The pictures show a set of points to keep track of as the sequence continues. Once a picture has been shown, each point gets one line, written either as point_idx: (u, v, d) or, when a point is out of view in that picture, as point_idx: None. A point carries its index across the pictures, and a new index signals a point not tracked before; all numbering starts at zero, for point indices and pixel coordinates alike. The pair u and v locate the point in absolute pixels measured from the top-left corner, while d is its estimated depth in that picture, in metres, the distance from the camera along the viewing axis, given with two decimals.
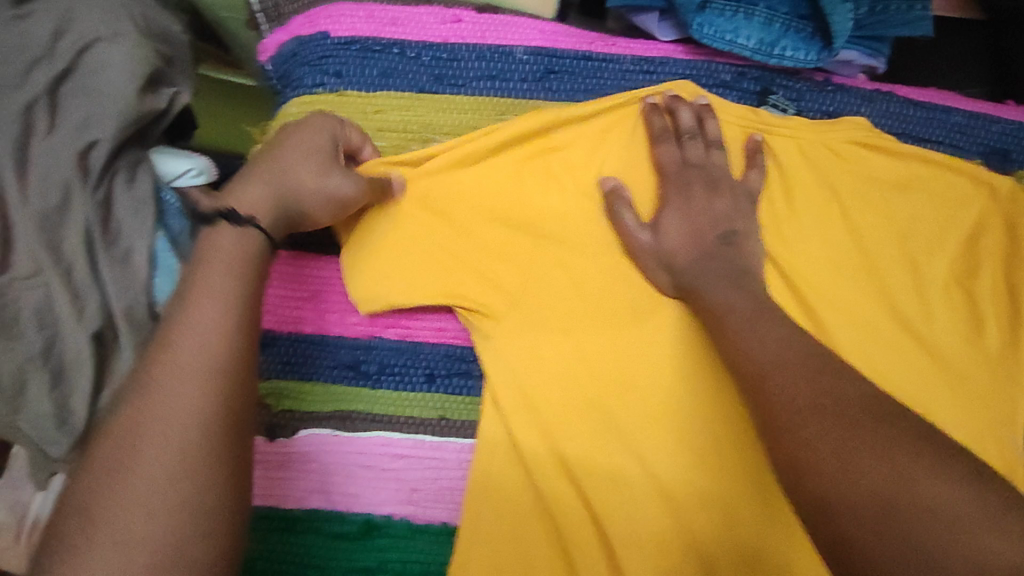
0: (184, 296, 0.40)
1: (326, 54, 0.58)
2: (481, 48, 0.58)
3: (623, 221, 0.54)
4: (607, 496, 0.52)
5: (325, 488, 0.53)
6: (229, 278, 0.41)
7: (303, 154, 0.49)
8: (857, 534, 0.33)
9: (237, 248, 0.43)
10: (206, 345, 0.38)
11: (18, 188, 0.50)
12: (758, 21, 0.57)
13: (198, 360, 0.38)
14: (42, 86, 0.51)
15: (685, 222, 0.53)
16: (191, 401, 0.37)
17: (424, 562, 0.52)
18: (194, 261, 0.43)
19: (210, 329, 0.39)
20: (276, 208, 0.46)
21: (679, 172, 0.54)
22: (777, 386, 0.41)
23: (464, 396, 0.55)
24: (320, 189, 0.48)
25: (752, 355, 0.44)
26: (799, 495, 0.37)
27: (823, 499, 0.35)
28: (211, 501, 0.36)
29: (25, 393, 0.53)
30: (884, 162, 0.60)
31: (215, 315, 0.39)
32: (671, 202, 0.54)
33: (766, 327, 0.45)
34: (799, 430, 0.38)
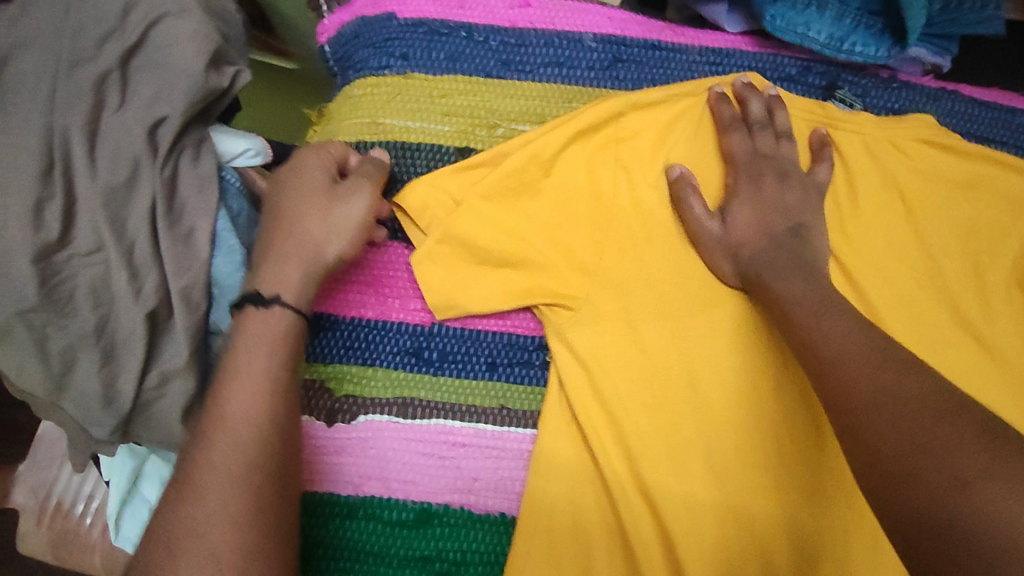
0: (237, 355, 0.45)
1: (393, 36, 0.58)
2: (549, 34, 0.59)
3: (692, 209, 0.54)
4: (668, 488, 0.51)
5: (382, 475, 0.53)
6: (274, 338, 0.46)
7: (306, 208, 0.49)
8: (929, 532, 0.33)
9: (263, 328, 0.46)
10: (254, 401, 0.43)
11: (88, 161, 0.50)
12: (830, 15, 0.57)
13: (241, 432, 0.43)
14: (115, 58, 0.51)
15: (754, 211, 0.54)
16: (233, 467, 0.41)
17: (484, 554, 0.52)
18: (233, 342, 0.47)
19: (259, 384, 0.44)
20: (304, 279, 0.48)
21: (750, 161, 0.55)
22: (847, 379, 0.41)
23: (532, 386, 0.55)
24: (338, 229, 0.49)
25: (818, 346, 0.45)
26: (875, 487, 0.37)
27: (900, 493, 0.35)
28: (258, 559, 0.40)
29: (72, 372, 0.55)
30: (950, 160, 0.59)
31: (263, 371, 0.44)
32: (742, 191, 0.55)
33: (833, 320, 0.45)
34: (874, 423, 0.38)
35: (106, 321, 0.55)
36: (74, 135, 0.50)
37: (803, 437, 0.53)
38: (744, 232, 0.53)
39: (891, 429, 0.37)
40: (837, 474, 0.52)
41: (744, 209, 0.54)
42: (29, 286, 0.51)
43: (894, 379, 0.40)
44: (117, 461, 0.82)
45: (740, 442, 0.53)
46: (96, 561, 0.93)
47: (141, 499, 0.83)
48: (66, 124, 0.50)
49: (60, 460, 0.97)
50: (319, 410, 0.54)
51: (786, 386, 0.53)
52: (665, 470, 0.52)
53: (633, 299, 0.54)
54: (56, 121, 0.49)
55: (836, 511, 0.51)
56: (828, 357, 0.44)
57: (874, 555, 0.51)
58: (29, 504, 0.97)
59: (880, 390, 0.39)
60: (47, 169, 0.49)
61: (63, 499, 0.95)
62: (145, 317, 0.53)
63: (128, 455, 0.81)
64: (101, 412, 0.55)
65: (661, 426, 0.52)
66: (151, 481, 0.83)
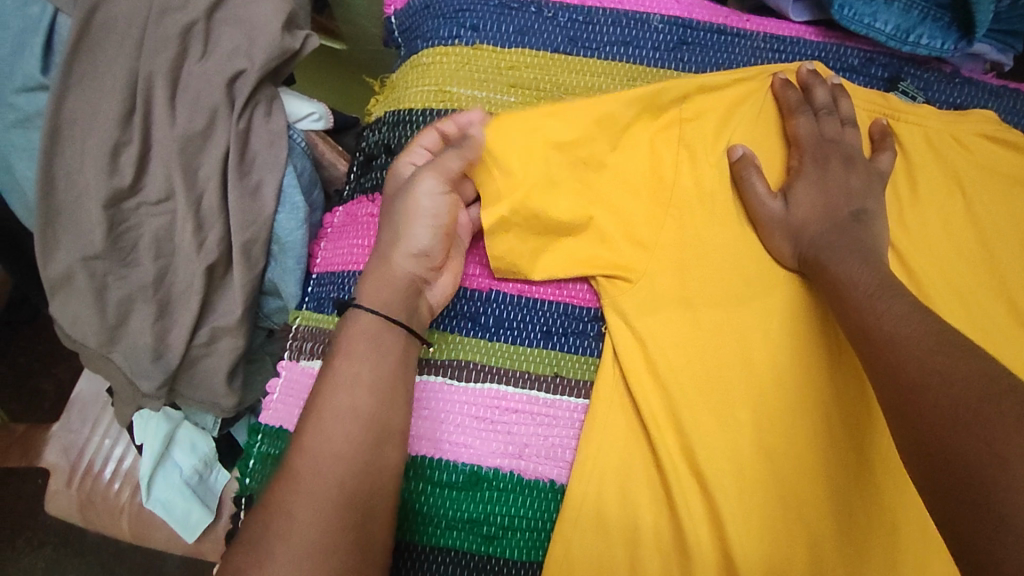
0: (339, 354, 0.49)
1: (463, 8, 0.60)
2: (617, 14, 0.60)
3: (754, 189, 0.55)
4: (718, 466, 0.51)
5: (435, 436, 0.54)
6: (373, 338, 0.49)
7: (388, 210, 0.53)
8: (964, 494, 0.33)
9: (362, 330, 0.50)
10: (353, 394, 0.47)
11: (168, 108, 0.53)
12: (897, 7, 0.59)
13: (340, 423, 0.46)
14: (201, 10, 0.53)
15: (819, 193, 0.55)
16: (331, 454, 0.45)
17: (531, 519, 0.53)
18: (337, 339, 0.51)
19: (356, 380, 0.48)
20: (385, 284, 0.51)
21: (816, 145, 0.56)
22: (898, 353, 0.41)
23: (584, 356, 0.56)
24: (405, 224, 0.51)
25: (870, 327, 0.45)
26: (915, 455, 0.37)
27: (937, 459, 0.35)
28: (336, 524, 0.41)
29: (127, 323, 0.57)
30: (1010, 157, 0.59)
31: (361, 368, 0.48)
32: (807, 173, 0.56)
33: (889, 299, 0.45)
34: (922, 394, 0.38)
35: (165, 273, 0.57)
36: (157, 81, 0.53)
37: (855, 421, 0.52)
38: (804, 212, 0.54)
39: (934, 409, 0.37)
40: (889, 459, 0.52)
41: (807, 191, 0.55)
42: (98, 230, 0.54)
43: (943, 361, 0.39)
44: (150, 422, 0.82)
45: (791, 421, 0.53)
46: (125, 526, 0.89)
47: (172, 463, 0.83)
48: (152, 70, 0.53)
49: (94, 421, 0.95)
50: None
51: (843, 368, 0.53)
52: (716, 445, 0.52)
53: (689, 275, 0.54)
54: (143, 67, 0.53)
55: (889, 494, 0.51)
56: (880, 335, 0.43)
57: (925, 542, 0.50)
58: (60, 464, 0.92)
59: (926, 370, 0.39)
60: (127, 115, 0.53)
61: (93, 463, 0.92)
62: (205, 270, 0.56)
63: (163, 418, 0.81)
64: (151, 365, 0.58)
65: (710, 402, 0.53)
66: (182, 447, 0.83)
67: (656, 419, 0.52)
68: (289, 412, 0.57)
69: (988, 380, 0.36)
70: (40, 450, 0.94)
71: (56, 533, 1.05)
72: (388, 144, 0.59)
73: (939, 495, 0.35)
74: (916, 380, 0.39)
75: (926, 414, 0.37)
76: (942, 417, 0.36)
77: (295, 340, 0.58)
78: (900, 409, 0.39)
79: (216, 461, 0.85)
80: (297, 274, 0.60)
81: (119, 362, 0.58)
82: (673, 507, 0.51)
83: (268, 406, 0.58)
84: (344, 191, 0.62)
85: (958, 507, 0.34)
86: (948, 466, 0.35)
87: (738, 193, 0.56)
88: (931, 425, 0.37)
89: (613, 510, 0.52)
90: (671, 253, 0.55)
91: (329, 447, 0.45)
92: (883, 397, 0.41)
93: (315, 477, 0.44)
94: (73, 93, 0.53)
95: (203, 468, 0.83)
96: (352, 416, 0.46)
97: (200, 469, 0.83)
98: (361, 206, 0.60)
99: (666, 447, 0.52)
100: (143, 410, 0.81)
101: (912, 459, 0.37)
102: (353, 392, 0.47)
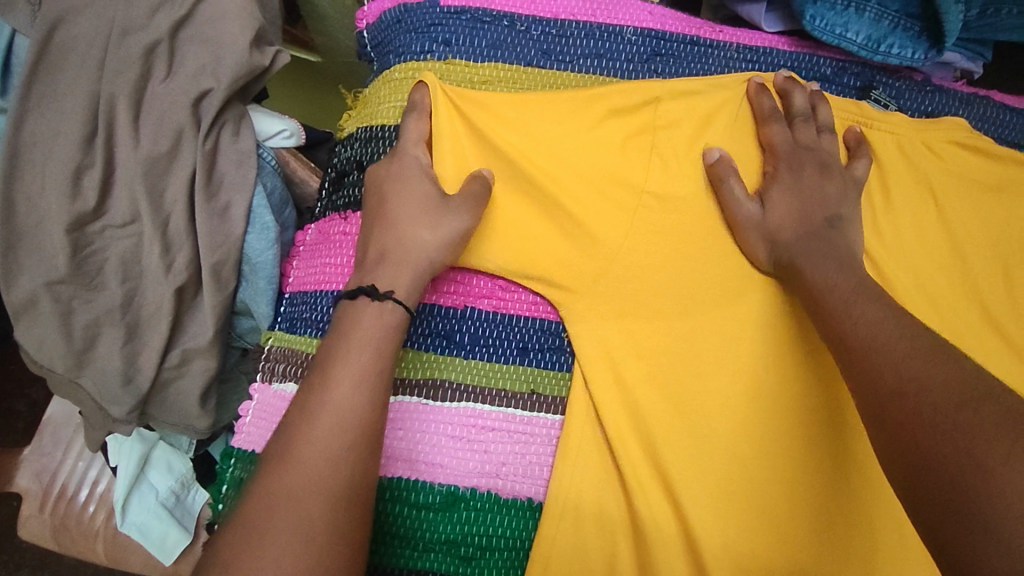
0: (332, 369, 0.45)
1: (435, 22, 0.59)
2: (590, 26, 0.60)
3: (733, 192, 0.55)
4: (694, 480, 0.51)
5: (411, 458, 0.53)
6: (369, 358, 0.45)
7: (403, 187, 0.53)
8: (944, 511, 0.33)
9: (372, 325, 0.47)
10: (345, 420, 0.43)
11: (131, 130, 0.52)
12: (869, 18, 0.59)
13: (328, 454, 0.42)
14: (165, 27, 0.52)
15: (794, 200, 0.55)
16: (309, 479, 0.41)
17: (509, 539, 0.53)
18: (335, 336, 0.47)
19: (350, 405, 0.43)
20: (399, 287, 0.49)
21: (792, 153, 0.56)
22: (875, 363, 0.41)
23: (558, 372, 0.56)
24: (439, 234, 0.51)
25: (846, 336, 0.44)
26: (895, 468, 0.36)
27: (915, 473, 0.35)
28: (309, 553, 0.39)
29: (95, 349, 0.56)
30: (981, 163, 0.60)
31: (356, 392, 0.44)
32: (782, 179, 0.55)
33: (866, 307, 0.45)
34: (901, 402, 0.37)
35: (133, 296, 0.55)
36: (119, 101, 0.51)
37: (829, 431, 0.52)
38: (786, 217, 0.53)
39: (912, 418, 0.36)
40: (866, 468, 0.52)
41: (782, 197, 0.55)
42: (61, 255, 0.52)
43: (920, 370, 0.38)
44: (124, 444, 0.80)
45: (772, 432, 0.52)
46: (100, 549, 0.87)
47: (148, 485, 0.81)
48: (113, 91, 0.51)
49: (67, 445, 0.92)
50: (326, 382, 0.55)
51: (820, 376, 0.53)
52: (693, 460, 0.51)
53: (664, 288, 0.54)
54: (104, 88, 0.51)
55: (865, 501, 0.51)
56: (857, 345, 0.43)
57: (902, 551, 0.50)
58: (32, 489, 0.90)
59: (904, 380, 0.38)
60: (89, 137, 0.51)
61: (67, 486, 0.89)
62: (174, 292, 0.54)
63: (138, 440, 0.79)
64: (121, 390, 0.56)
65: (688, 413, 0.52)
66: (158, 468, 0.81)
67: (627, 433, 0.52)
68: (261, 436, 0.56)
69: (964, 388, 0.36)
70: (12, 473, 0.92)
71: (33, 556, 1.02)
72: (359, 160, 0.58)
73: (918, 504, 0.34)
74: (892, 391, 0.38)
75: (903, 422, 0.37)
76: (920, 429, 0.35)
77: (267, 362, 0.57)
78: (881, 421, 0.38)
79: (194, 480, 0.83)
80: (269, 293, 0.59)
81: (85, 390, 0.56)
82: (647, 523, 0.50)
83: (241, 429, 0.57)
84: (315, 207, 0.61)
85: (938, 516, 0.33)
86: (928, 474, 0.34)
87: (718, 201, 0.56)
88: (909, 436, 0.36)
89: (592, 525, 0.51)
90: (648, 265, 0.54)
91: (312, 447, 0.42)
92: (861, 406, 0.41)
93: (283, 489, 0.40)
94: (32, 115, 0.51)
95: (180, 489, 0.82)
96: (336, 444, 0.42)
97: (178, 492, 0.82)
98: (333, 224, 0.58)
99: (637, 458, 0.51)
100: (115, 433, 0.79)
101: (893, 472, 0.36)
102: (367, 389, 0.44)
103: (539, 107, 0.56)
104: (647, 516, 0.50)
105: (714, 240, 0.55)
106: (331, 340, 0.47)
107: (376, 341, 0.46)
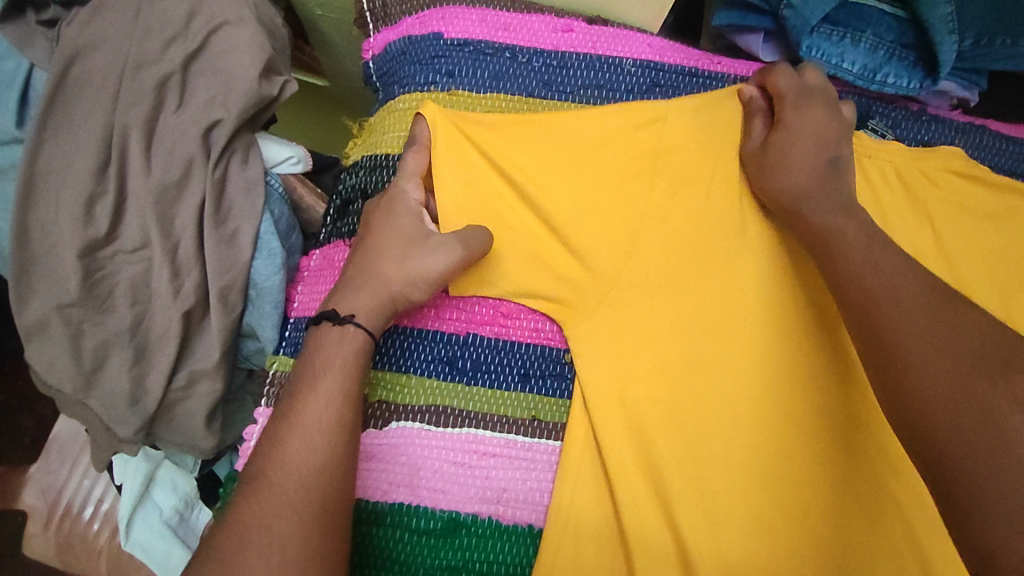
0: (297, 396, 0.46)
1: (439, 54, 0.60)
2: (591, 58, 0.62)
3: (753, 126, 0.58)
4: (693, 506, 0.51)
5: (412, 483, 0.54)
6: (333, 379, 0.47)
7: (389, 219, 0.54)
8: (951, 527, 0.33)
9: (337, 348, 0.48)
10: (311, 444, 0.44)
11: (144, 160, 0.53)
12: (864, 47, 0.61)
13: (296, 477, 0.43)
14: (177, 62, 0.54)
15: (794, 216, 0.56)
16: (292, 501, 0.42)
17: (509, 565, 0.53)
18: (302, 363, 0.49)
19: (315, 427, 0.45)
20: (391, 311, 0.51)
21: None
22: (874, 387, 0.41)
23: (558, 399, 0.56)
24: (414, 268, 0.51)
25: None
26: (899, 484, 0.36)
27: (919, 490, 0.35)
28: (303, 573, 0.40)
29: (103, 370, 0.57)
30: (975, 191, 0.61)
31: (321, 414, 0.45)
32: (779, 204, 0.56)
33: None
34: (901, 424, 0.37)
35: (142, 320, 0.56)
36: (132, 133, 0.53)
37: (828, 454, 0.53)
38: (786, 206, 0.53)
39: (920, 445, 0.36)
40: (864, 493, 0.52)
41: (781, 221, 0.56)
42: (72, 279, 0.53)
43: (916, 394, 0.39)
44: (130, 463, 0.81)
45: (768, 454, 0.53)
46: (103, 567, 0.88)
47: (153, 503, 0.81)
48: (126, 123, 0.53)
49: (73, 461, 0.93)
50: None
51: (818, 402, 0.54)
52: (691, 486, 0.52)
53: (664, 313, 0.54)
54: (118, 120, 0.53)
55: (863, 531, 0.51)
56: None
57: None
58: (38, 506, 0.91)
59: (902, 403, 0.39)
60: (103, 166, 0.53)
61: (72, 503, 0.90)
62: (182, 316, 0.55)
63: (143, 459, 0.80)
64: (128, 411, 0.57)
65: (686, 436, 0.53)
66: (163, 486, 0.81)
67: (624, 454, 0.52)
68: None
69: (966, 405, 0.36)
70: (19, 491, 0.93)
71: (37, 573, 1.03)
72: (364, 188, 0.59)
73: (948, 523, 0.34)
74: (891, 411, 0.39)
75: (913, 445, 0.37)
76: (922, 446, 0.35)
77: (273, 387, 0.57)
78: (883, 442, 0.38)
79: (198, 499, 0.83)
80: (274, 317, 0.59)
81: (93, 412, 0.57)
82: (646, 547, 0.51)
83: (246, 453, 0.58)
84: (321, 234, 0.62)
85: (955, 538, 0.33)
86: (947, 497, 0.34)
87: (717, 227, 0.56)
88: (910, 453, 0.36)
89: (591, 548, 0.52)
90: (647, 290, 0.55)
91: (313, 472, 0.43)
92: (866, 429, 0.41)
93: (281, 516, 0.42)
94: (48, 145, 0.53)
95: (184, 507, 0.82)
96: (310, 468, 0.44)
97: (182, 510, 0.82)
98: (338, 250, 0.60)
99: (636, 482, 0.52)
100: (121, 451, 0.79)
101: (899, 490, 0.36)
102: (337, 411, 0.46)
103: (525, 144, 0.57)
104: (644, 542, 0.51)
105: (714, 262, 0.55)
106: (299, 367, 0.49)
107: (340, 364, 0.48)
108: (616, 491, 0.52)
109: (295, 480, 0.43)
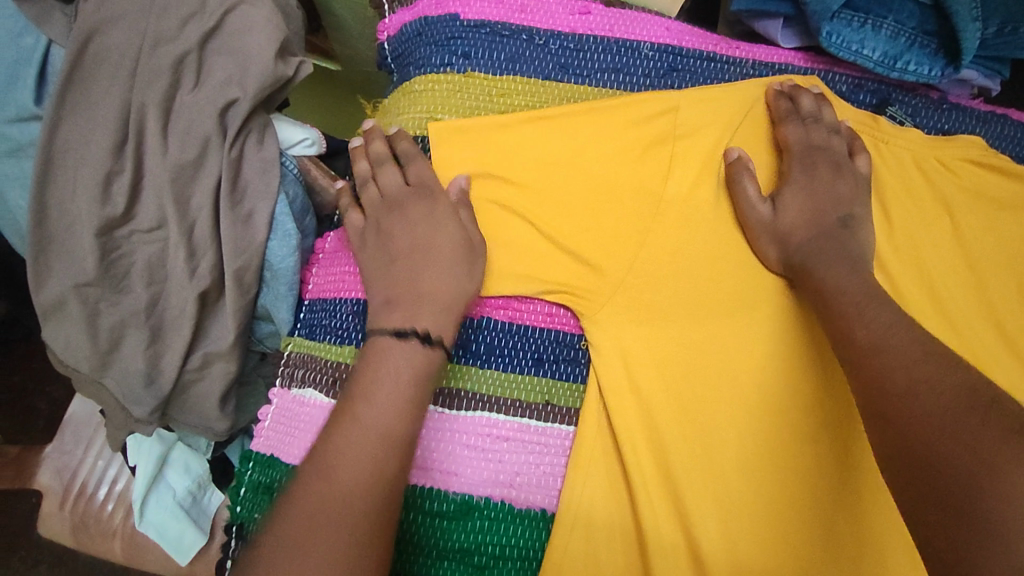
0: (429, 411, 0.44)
1: (455, 36, 0.60)
2: (608, 42, 0.61)
3: (745, 191, 0.57)
4: (701, 490, 0.52)
5: (424, 464, 0.54)
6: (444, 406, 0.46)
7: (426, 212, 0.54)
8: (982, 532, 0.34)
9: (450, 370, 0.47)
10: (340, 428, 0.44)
11: (160, 139, 0.53)
12: (885, 34, 0.60)
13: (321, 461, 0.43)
14: (194, 40, 0.54)
15: (807, 200, 0.57)
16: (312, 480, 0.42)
17: (519, 548, 0.53)
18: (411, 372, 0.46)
19: None
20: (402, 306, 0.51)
21: (804, 150, 0.58)
22: (900, 378, 0.42)
23: (572, 383, 0.56)
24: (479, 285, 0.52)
25: (854, 335, 0.47)
26: (936, 480, 0.37)
27: (956, 487, 0.36)
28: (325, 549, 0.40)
29: (118, 349, 0.57)
30: (996, 181, 0.61)
31: None
32: (790, 183, 0.58)
33: (876, 310, 0.47)
34: None
35: (158, 299, 0.57)
36: (150, 112, 0.53)
37: (845, 440, 0.53)
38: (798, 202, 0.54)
39: (922, 427, 0.39)
40: (877, 485, 0.52)
41: (796, 198, 0.57)
42: (89, 258, 0.54)
43: (932, 373, 0.41)
44: (143, 444, 0.81)
45: (780, 438, 0.53)
46: (117, 548, 0.89)
47: (166, 485, 0.82)
48: (144, 101, 0.53)
49: (88, 442, 0.94)
50: (342, 386, 0.56)
51: (833, 391, 0.54)
52: (698, 473, 0.52)
53: (670, 291, 0.55)
54: (136, 98, 0.53)
55: (873, 518, 0.52)
56: (869, 340, 0.46)
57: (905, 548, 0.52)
58: (54, 486, 0.91)
59: (914, 380, 0.41)
60: (120, 145, 0.53)
61: (86, 485, 0.91)
62: (197, 297, 0.56)
63: (156, 440, 0.81)
64: (143, 390, 0.58)
65: (698, 422, 0.53)
66: (176, 468, 0.82)
67: (637, 434, 0.53)
68: (278, 440, 0.57)
69: (977, 392, 0.39)
70: (34, 471, 0.94)
71: (51, 552, 1.04)
72: None
73: (921, 503, 0.37)
74: (921, 410, 0.40)
75: (913, 425, 0.39)
76: (954, 451, 0.37)
77: (286, 368, 0.58)
78: (908, 435, 0.39)
79: (210, 481, 0.84)
80: (289, 299, 0.60)
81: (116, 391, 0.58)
82: (648, 529, 0.51)
83: (261, 433, 0.58)
84: (336, 216, 0.62)
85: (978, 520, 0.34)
86: (943, 479, 0.37)
87: (733, 201, 0.58)
88: (941, 455, 0.37)
89: (602, 535, 0.52)
90: (660, 274, 0.55)
91: (331, 451, 0.43)
92: (867, 406, 0.44)
93: (303, 493, 0.41)
94: (66, 123, 0.53)
95: (196, 489, 0.83)
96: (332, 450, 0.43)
97: (193, 493, 0.82)
98: None
99: (646, 468, 0.52)
100: (135, 433, 0.80)
101: (930, 484, 0.37)
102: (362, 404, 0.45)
103: (521, 139, 0.58)
104: (652, 522, 0.51)
105: (729, 245, 0.57)
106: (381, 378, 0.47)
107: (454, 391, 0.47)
108: (631, 474, 0.52)
109: (316, 457, 0.43)
